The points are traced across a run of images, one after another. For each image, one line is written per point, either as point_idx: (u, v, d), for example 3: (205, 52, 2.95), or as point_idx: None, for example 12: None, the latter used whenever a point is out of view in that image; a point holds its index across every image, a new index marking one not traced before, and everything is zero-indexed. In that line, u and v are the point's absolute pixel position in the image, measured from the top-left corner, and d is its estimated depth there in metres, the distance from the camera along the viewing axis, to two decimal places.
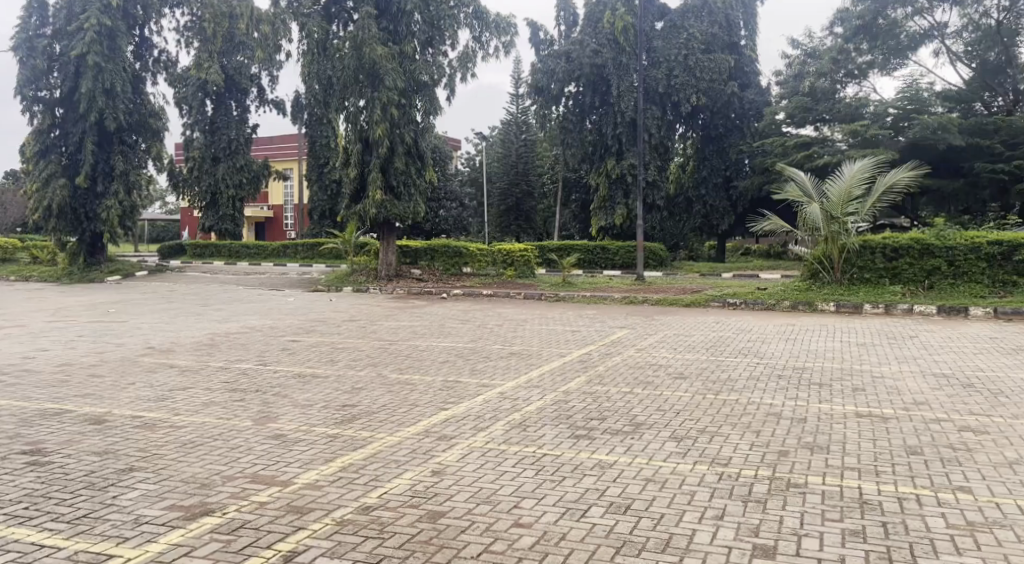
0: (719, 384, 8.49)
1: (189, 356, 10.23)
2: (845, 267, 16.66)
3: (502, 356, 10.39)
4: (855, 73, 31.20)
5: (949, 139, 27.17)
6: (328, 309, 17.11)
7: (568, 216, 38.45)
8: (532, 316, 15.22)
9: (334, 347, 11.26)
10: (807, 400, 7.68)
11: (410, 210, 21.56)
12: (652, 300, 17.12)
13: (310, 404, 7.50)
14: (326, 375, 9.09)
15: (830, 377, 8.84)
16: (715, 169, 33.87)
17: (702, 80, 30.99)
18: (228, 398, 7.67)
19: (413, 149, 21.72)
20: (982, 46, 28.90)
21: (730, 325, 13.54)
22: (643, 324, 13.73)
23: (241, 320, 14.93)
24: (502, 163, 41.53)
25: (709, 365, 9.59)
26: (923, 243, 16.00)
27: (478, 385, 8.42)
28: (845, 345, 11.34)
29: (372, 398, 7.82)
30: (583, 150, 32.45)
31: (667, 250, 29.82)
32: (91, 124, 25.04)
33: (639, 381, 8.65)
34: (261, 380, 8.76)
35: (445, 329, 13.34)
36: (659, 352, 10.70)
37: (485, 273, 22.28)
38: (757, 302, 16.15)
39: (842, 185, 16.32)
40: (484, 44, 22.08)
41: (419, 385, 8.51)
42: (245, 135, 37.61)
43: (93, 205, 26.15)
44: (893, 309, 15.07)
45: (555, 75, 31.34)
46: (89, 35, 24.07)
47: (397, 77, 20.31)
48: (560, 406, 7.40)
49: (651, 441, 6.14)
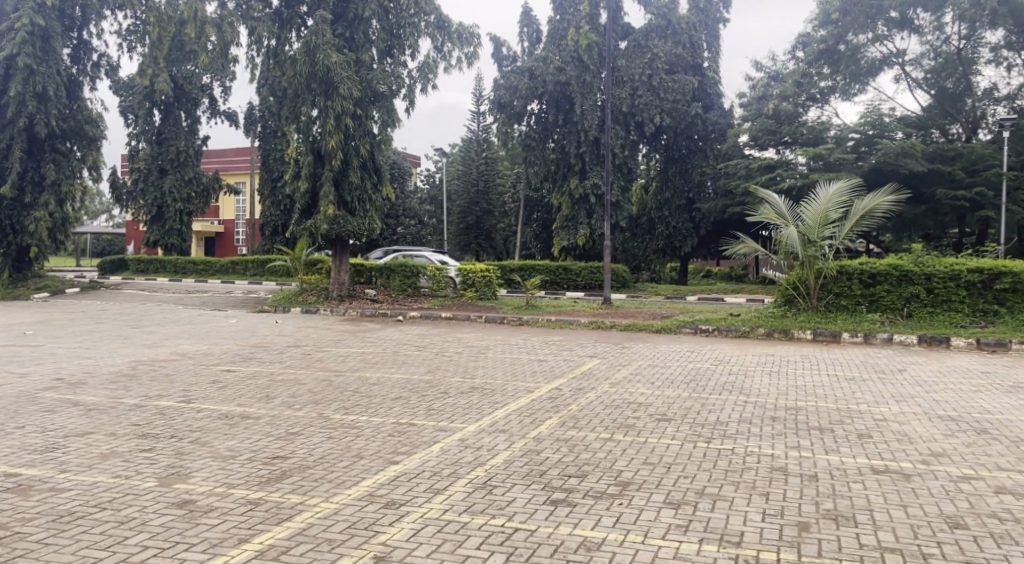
0: (709, 428, 7.44)
1: (101, 392, 9.00)
2: (821, 293, 15.87)
3: (462, 391, 9.22)
4: (817, 97, 30.77)
5: (913, 164, 26.86)
6: (271, 333, 15.82)
7: (529, 235, 37.51)
8: (493, 342, 14.13)
9: (273, 379, 10.02)
10: (809, 450, 6.67)
11: (365, 226, 20.36)
12: (620, 325, 16.17)
13: (234, 455, 6.32)
14: (258, 416, 7.89)
15: (829, 420, 7.86)
16: (678, 190, 33.25)
17: (667, 100, 30.44)
18: (132, 448, 6.47)
19: (368, 162, 20.55)
20: (941, 75, 28.51)
21: (707, 355, 12.61)
22: (615, 353, 12.71)
23: (173, 345, 13.63)
24: (462, 180, 40.53)
25: (694, 404, 8.53)
26: (901, 269, 15.29)
27: (435, 430, 7.26)
28: (829, 379, 10.39)
29: (310, 447, 6.63)
30: (545, 169, 31.52)
31: (630, 271, 29.10)
32: (19, 130, 23.50)
33: (619, 424, 7.57)
34: (180, 422, 7.55)
35: (399, 357, 12.14)
36: (636, 387, 9.64)
37: (442, 294, 21.05)
38: (731, 329, 15.28)
39: (819, 208, 15.74)
40: (445, 55, 21.06)
41: (365, 429, 7.31)
42: (195, 146, 36.13)
43: (20, 216, 24.51)
44: (872, 338, 14.28)
45: (517, 92, 30.43)
46: (20, 36, 22.57)
47: (352, 86, 19.12)
48: (531, 458, 6.30)
49: (644, 510, 5.08)
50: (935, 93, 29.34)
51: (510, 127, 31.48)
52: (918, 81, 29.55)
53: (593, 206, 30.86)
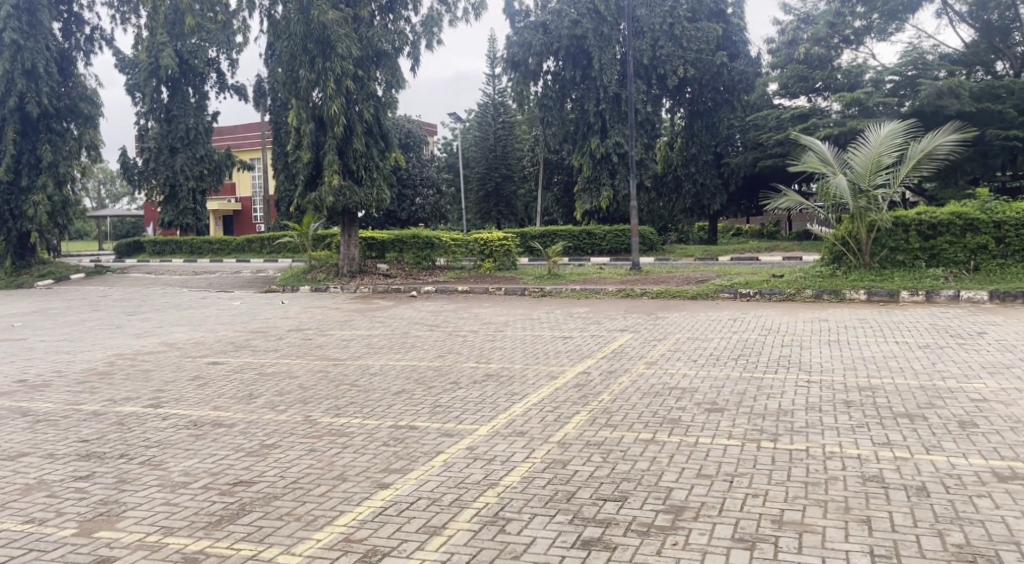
0: (772, 421, 6.08)
1: (63, 396, 7.88)
2: (874, 249, 14.43)
3: (474, 381, 7.94)
4: (851, 39, 28.80)
5: (959, 105, 24.96)
6: (274, 316, 14.63)
7: (550, 200, 36.06)
8: (514, 318, 12.84)
9: (260, 373, 8.81)
10: (904, 449, 5.25)
11: (372, 196, 19.05)
12: (650, 293, 14.78)
13: (188, 481, 5.09)
14: (233, 422, 6.69)
15: (917, 403, 6.44)
16: (705, 145, 31.55)
17: (689, 50, 28.74)
18: (64, 476, 5.26)
19: (374, 128, 19.22)
20: (986, 8, 26.09)
21: (753, 324, 11.23)
22: (649, 325, 11.39)
23: (165, 335, 12.47)
24: (479, 147, 39.09)
25: (749, 389, 7.18)
26: (965, 217, 13.75)
27: (439, 435, 6.00)
28: (899, 348, 8.95)
29: (283, 465, 5.39)
30: (564, 129, 29.91)
31: (656, 232, 27.63)
32: (11, 110, 22.45)
33: (661, 419, 6.23)
34: (139, 433, 6.36)
35: (406, 340, 10.87)
36: (674, 367, 8.28)
37: (459, 266, 19.86)
38: (774, 292, 13.83)
39: (869, 153, 14.06)
40: (451, 6, 19.59)
41: (355, 438, 6.04)
42: (205, 123, 34.75)
43: (19, 201, 23.48)
44: (935, 296, 12.78)
45: (531, 48, 28.77)
46: (4, 10, 21.54)
47: (352, 44, 17.79)
48: (556, 474, 4.99)
49: (709, 554, 3.79)
50: (979, 26, 27.00)
51: (526, 86, 29.81)
52: (961, 14, 27.26)
53: (617, 165, 29.30)
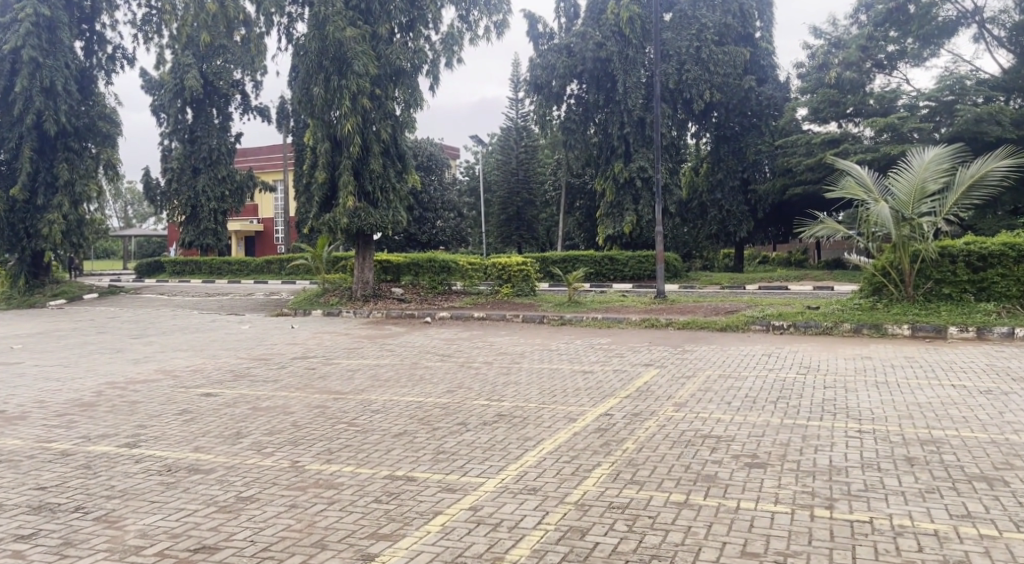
0: (825, 481, 5.27)
1: (36, 431, 7.22)
2: (919, 280, 13.53)
3: (485, 422, 7.17)
4: (884, 63, 27.93)
5: (999, 131, 24.11)
6: (281, 341, 13.98)
7: (572, 225, 35.41)
8: (532, 348, 12.07)
9: (254, 408, 8.09)
10: (990, 524, 4.42)
11: (388, 218, 18.45)
12: (677, 324, 13.95)
13: (142, 545, 4.35)
14: (214, 467, 5.95)
15: (992, 463, 5.57)
16: (731, 171, 30.69)
17: (717, 74, 28.05)
18: (4, 535, 4.55)
19: (391, 149, 18.65)
20: None
21: (788, 360, 10.40)
22: (676, 360, 10.59)
23: (163, 361, 11.82)
24: (501, 171, 38.52)
25: (794, 439, 6.34)
26: (1017, 248, 12.85)
27: (439, 490, 5.23)
28: (958, 393, 8.06)
29: (258, 526, 4.65)
30: (588, 153, 29.22)
31: (681, 260, 26.79)
32: (28, 128, 22.13)
33: (695, 476, 5.40)
34: (105, 479, 5.64)
35: (415, 372, 10.12)
36: (708, 411, 7.44)
37: (476, 290, 19.14)
38: (810, 324, 12.96)
39: (912, 179, 13.20)
40: (472, 24, 19.10)
41: (344, 491, 5.28)
42: (228, 144, 34.39)
43: (34, 220, 23.17)
44: (987, 333, 11.87)
45: (555, 71, 28.22)
46: (24, 27, 21.26)
47: (369, 62, 17.26)
48: (572, 548, 4.21)
49: None
50: (1018, 51, 26.05)
51: (549, 110, 29.19)
52: (999, 39, 26.32)
53: (641, 191, 28.51)
